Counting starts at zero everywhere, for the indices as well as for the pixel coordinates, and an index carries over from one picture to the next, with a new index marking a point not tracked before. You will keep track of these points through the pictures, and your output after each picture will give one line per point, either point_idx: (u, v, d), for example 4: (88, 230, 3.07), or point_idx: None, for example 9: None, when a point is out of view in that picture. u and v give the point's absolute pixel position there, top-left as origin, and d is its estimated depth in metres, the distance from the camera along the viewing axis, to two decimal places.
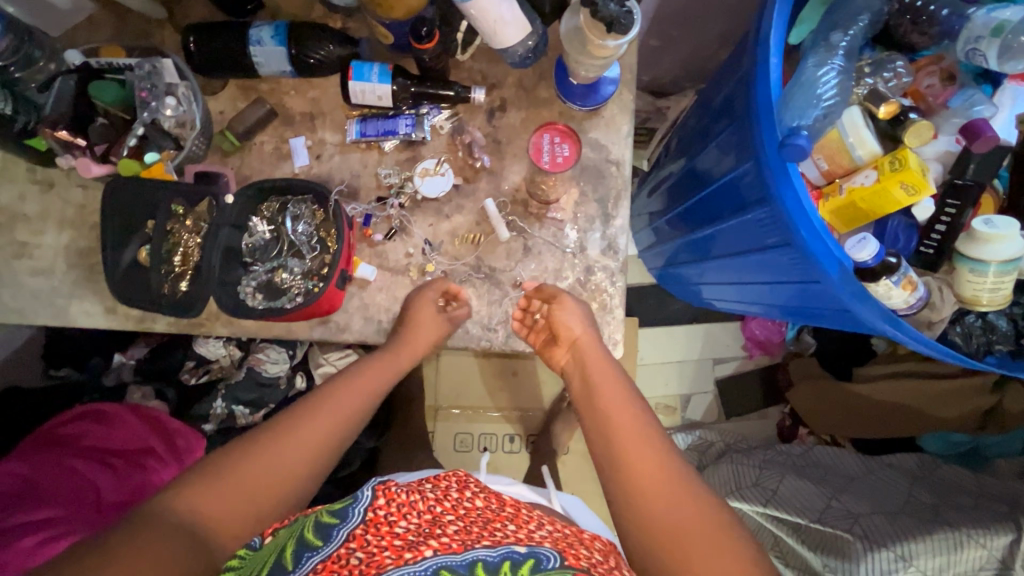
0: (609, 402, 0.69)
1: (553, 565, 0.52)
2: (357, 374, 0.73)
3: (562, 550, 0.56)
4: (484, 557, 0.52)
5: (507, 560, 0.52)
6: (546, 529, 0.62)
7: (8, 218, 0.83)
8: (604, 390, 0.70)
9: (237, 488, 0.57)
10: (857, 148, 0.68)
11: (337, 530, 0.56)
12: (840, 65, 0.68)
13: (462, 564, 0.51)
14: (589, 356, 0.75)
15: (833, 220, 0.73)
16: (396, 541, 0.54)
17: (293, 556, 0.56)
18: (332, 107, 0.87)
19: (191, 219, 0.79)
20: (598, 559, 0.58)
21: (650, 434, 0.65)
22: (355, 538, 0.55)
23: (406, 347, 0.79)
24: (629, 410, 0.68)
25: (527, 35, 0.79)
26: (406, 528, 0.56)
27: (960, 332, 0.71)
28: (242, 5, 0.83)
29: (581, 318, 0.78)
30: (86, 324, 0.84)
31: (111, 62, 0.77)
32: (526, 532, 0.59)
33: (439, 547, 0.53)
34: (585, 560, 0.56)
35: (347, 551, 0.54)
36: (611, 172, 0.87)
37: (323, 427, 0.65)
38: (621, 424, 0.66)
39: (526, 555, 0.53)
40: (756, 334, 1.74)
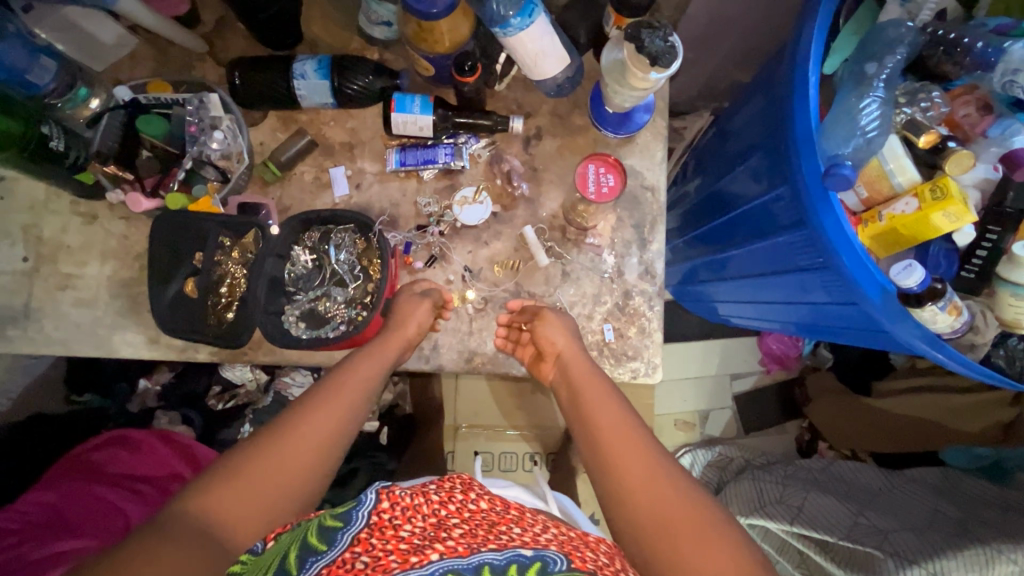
0: (595, 404, 0.69)
1: (561, 569, 0.47)
2: (353, 366, 0.71)
3: (570, 552, 0.50)
4: (491, 560, 0.47)
5: (514, 564, 0.47)
6: (552, 532, 0.55)
7: (52, 250, 0.84)
8: (588, 394, 0.70)
9: (249, 488, 0.57)
10: (897, 175, 0.70)
11: (341, 535, 0.50)
12: (881, 96, 0.70)
13: (469, 568, 0.46)
14: (573, 363, 0.75)
15: (874, 246, 0.74)
16: (403, 546, 0.48)
17: (297, 562, 0.49)
18: (371, 137, 0.88)
19: (237, 250, 0.81)
20: (607, 562, 0.52)
21: (638, 435, 0.65)
22: (360, 543, 0.49)
23: (390, 339, 0.76)
24: (613, 412, 0.67)
25: (564, 68, 0.81)
26: (412, 532, 0.50)
27: (1004, 356, 0.71)
28: (283, 38, 0.84)
29: (569, 328, 0.79)
30: (129, 355, 0.84)
31: (161, 98, 0.80)
32: (531, 535, 0.53)
33: (446, 551, 0.48)
34: (592, 563, 0.50)
35: (352, 556, 0.48)
36: (646, 198, 0.89)
37: (321, 420, 0.63)
38: (606, 425, 0.66)
39: (532, 558, 0.48)
40: (772, 349, 1.75)
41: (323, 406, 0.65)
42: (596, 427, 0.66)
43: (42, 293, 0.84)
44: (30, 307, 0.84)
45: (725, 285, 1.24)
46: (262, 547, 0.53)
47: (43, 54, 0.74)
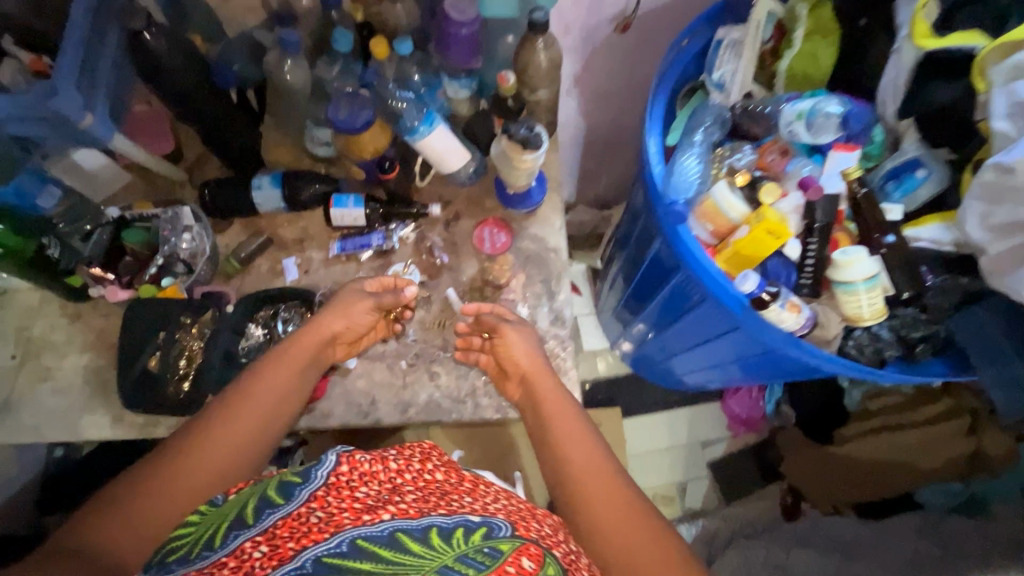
0: (561, 427, 0.77)
1: (503, 534, 0.59)
2: (271, 366, 0.81)
3: (514, 520, 0.62)
4: (439, 523, 0.57)
5: (461, 528, 0.58)
6: (503, 503, 0.67)
7: (38, 348, 0.97)
8: (555, 418, 0.78)
9: (172, 485, 0.69)
10: (729, 210, 0.86)
11: (298, 489, 0.61)
12: (699, 153, 0.91)
13: (417, 528, 0.57)
14: (539, 384, 0.83)
15: (728, 268, 0.88)
16: (355, 504, 0.59)
17: (255, 512, 0.59)
18: (317, 231, 1.07)
19: (196, 326, 0.93)
20: (550, 532, 0.64)
21: (599, 455, 0.74)
22: (317, 499, 0.59)
23: (307, 336, 0.85)
24: (585, 446, 0.75)
25: (467, 161, 1.02)
26: (365, 493, 0.61)
27: (854, 345, 0.84)
28: (247, 163, 1.06)
29: (530, 343, 0.88)
30: (94, 436, 0.92)
31: (142, 213, 0.98)
32: (481, 502, 0.65)
33: (397, 511, 0.58)
34: (535, 532, 0.62)
35: (307, 510, 0.58)
36: (550, 258, 1.05)
37: (216, 443, 0.73)
38: (571, 449, 0.74)
39: (479, 523, 0.59)
40: (737, 412, 1.78)
41: (240, 410, 0.76)
42: (563, 452, 0.74)
43: (23, 386, 0.94)
44: (11, 399, 0.94)
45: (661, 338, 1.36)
46: (224, 498, 0.65)
47: (51, 183, 0.92)
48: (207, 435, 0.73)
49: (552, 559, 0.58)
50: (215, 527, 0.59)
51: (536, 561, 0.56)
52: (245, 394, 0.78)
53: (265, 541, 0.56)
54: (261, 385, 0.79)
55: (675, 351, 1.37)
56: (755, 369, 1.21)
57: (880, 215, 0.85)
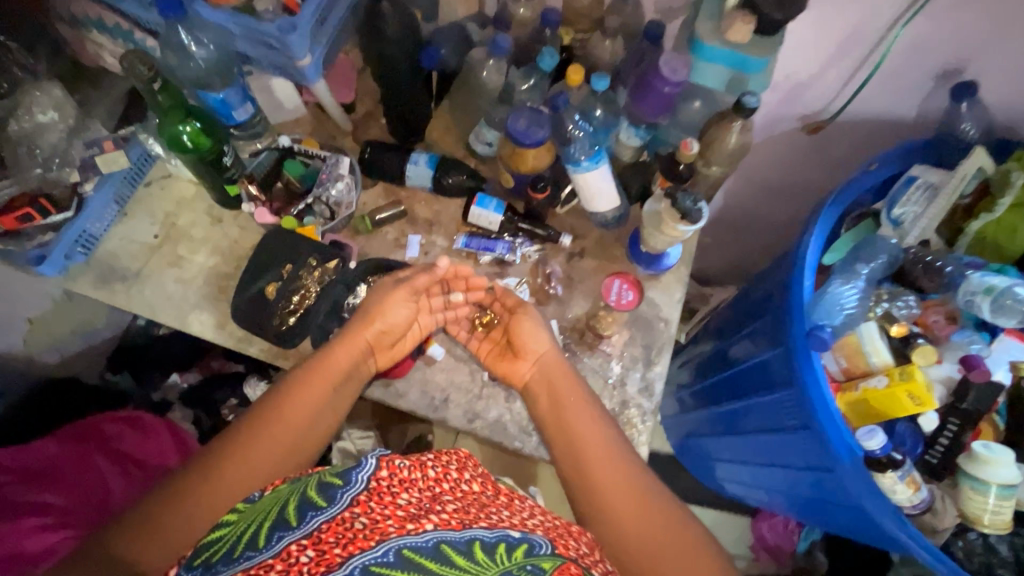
0: (579, 421, 0.82)
1: (544, 552, 0.63)
2: (295, 393, 0.82)
3: (552, 539, 0.66)
4: (481, 537, 0.62)
5: (503, 543, 0.62)
6: (539, 519, 0.71)
7: (177, 235, 1.04)
8: (575, 414, 0.83)
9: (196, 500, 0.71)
10: (872, 354, 0.81)
11: (338, 493, 0.64)
12: (860, 286, 0.86)
13: (461, 540, 0.61)
14: (558, 380, 0.87)
15: (850, 414, 0.83)
16: (399, 512, 0.63)
17: (297, 514, 0.62)
18: (449, 220, 1.09)
19: (319, 272, 0.97)
20: (586, 550, 0.68)
21: (620, 456, 0.78)
22: (359, 504, 0.63)
23: (335, 359, 0.85)
24: (600, 435, 0.80)
25: (614, 208, 1.02)
26: (407, 501, 0.65)
27: (963, 548, 0.78)
28: (408, 135, 1.10)
29: (536, 329, 0.91)
30: (196, 333, 0.98)
31: (308, 150, 1.04)
32: (518, 517, 0.69)
33: (439, 523, 0.62)
34: (573, 551, 0.66)
35: (351, 515, 0.62)
36: (659, 326, 1.03)
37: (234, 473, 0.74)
38: (589, 441, 0.80)
39: (519, 540, 0.63)
40: (765, 536, 1.69)
41: (266, 435, 0.77)
42: (582, 442, 0.80)
43: (153, 265, 1.02)
44: (140, 273, 1.01)
45: (723, 441, 1.31)
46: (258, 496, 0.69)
47: (250, 101, 0.95)
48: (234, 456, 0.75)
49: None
50: (256, 525, 0.63)
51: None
52: (273, 414, 0.79)
53: (312, 546, 0.59)
54: (291, 406, 0.81)
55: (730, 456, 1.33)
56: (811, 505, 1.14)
57: None
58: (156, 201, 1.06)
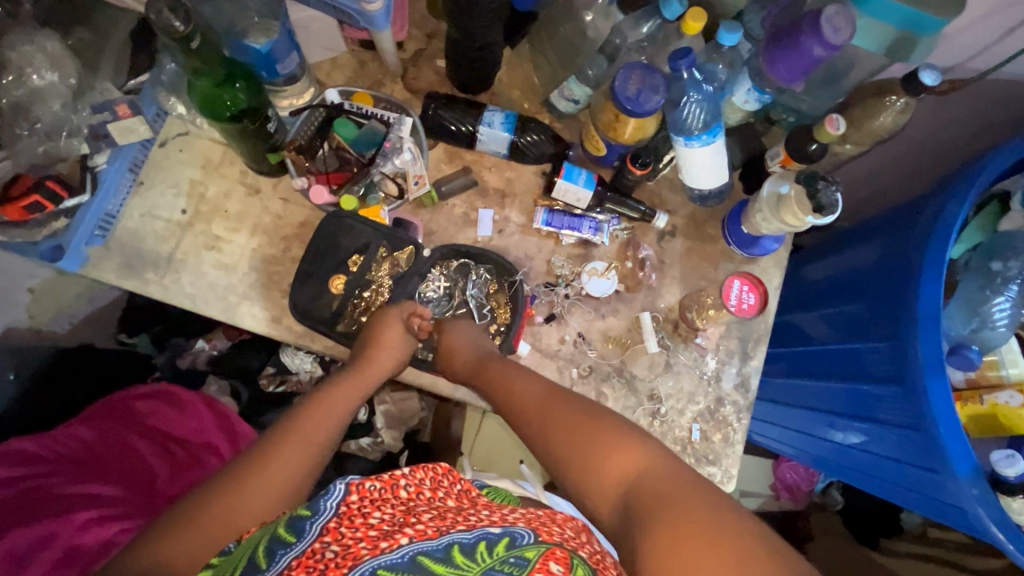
0: (499, 377, 0.74)
1: (527, 542, 0.55)
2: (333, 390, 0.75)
3: (536, 528, 0.58)
4: (461, 539, 0.54)
5: (483, 541, 0.54)
6: (521, 513, 0.63)
7: (209, 210, 0.88)
8: (493, 382, 0.75)
9: (199, 533, 0.58)
10: (1009, 365, 0.78)
11: (308, 524, 0.55)
12: (1015, 296, 0.79)
13: (438, 548, 0.53)
14: (474, 359, 0.80)
15: (969, 424, 0.81)
16: (371, 532, 0.54)
17: (267, 554, 0.54)
18: (524, 191, 0.95)
19: (389, 262, 0.85)
20: (572, 534, 0.60)
21: (535, 390, 0.70)
22: (330, 532, 0.55)
23: (368, 367, 0.78)
24: (535, 389, 0.70)
25: (722, 185, 0.89)
26: (380, 519, 0.56)
27: None
28: (475, 86, 0.93)
29: (469, 335, 0.83)
30: (249, 328, 0.87)
31: (362, 109, 0.86)
32: (499, 514, 0.61)
33: (416, 534, 0.54)
34: (558, 537, 0.58)
35: (322, 546, 0.53)
36: (756, 316, 0.95)
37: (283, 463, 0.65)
38: (510, 393, 0.71)
39: (501, 534, 0.55)
40: (787, 479, 1.77)
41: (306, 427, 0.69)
42: (511, 395, 0.71)
43: (187, 247, 0.87)
44: (174, 257, 0.86)
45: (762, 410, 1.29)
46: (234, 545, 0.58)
47: (296, 49, 0.77)
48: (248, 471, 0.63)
49: (579, 559, 0.54)
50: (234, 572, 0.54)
51: (564, 565, 0.52)
52: (291, 423, 0.69)
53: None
54: (328, 401, 0.73)
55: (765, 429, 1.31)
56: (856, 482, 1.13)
57: None
58: (177, 167, 0.88)
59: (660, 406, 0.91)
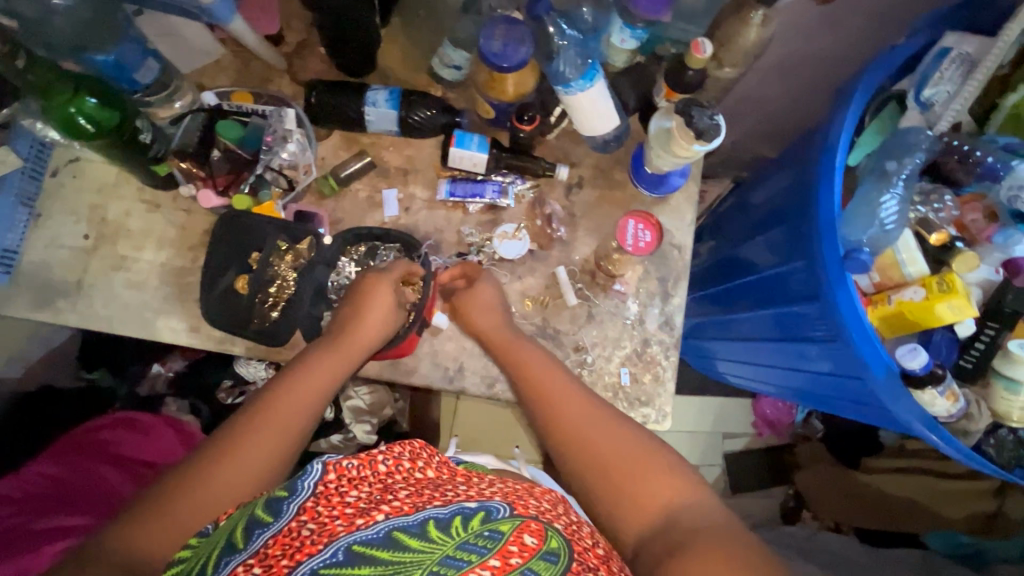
0: (532, 368, 0.76)
1: (503, 515, 0.56)
2: (305, 367, 0.73)
3: (512, 500, 0.59)
4: (436, 514, 0.54)
5: (458, 516, 0.55)
6: (497, 486, 0.64)
7: (112, 232, 0.89)
8: (525, 372, 0.76)
9: (176, 516, 0.59)
10: (908, 265, 0.77)
11: (286, 505, 0.56)
12: (900, 193, 0.78)
13: (414, 524, 0.53)
14: (500, 335, 0.82)
15: (880, 326, 0.80)
16: (348, 509, 0.54)
17: (244, 534, 0.55)
18: (425, 165, 0.95)
19: (291, 254, 0.85)
20: (547, 507, 0.62)
21: (575, 392, 0.72)
22: (307, 511, 0.55)
23: (350, 344, 0.77)
24: (569, 389, 0.72)
25: (613, 128, 0.89)
26: (358, 498, 0.56)
27: (993, 443, 0.78)
28: (359, 67, 0.92)
29: (489, 305, 0.84)
30: (169, 341, 0.87)
31: (242, 107, 0.86)
32: (476, 489, 0.61)
33: (392, 510, 0.54)
34: (534, 509, 0.59)
35: (299, 524, 0.54)
36: (672, 255, 0.96)
37: (258, 445, 0.65)
38: (547, 388, 0.73)
39: (476, 508, 0.56)
40: (766, 413, 1.79)
41: (281, 407, 0.69)
42: (544, 393, 0.72)
43: (95, 271, 0.88)
44: (83, 282, 0.87)
45: (728, 346, 1.30)
46: (212, 527, 0.58)
47: (152, 56, 0.78)
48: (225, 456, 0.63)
49: (554, 531, 0.57)
50: (208, 557, 0.54)
51: (538, 536, 0.55)
52: (269, 404, 0.68)
53: (259, 563, 0.52)
54: (301, 380, 0.72)
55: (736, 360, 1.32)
56: (822, 403, 1.15)
57: None
58: (75, 193, 0.89)
59: (587, 356, 0.91)
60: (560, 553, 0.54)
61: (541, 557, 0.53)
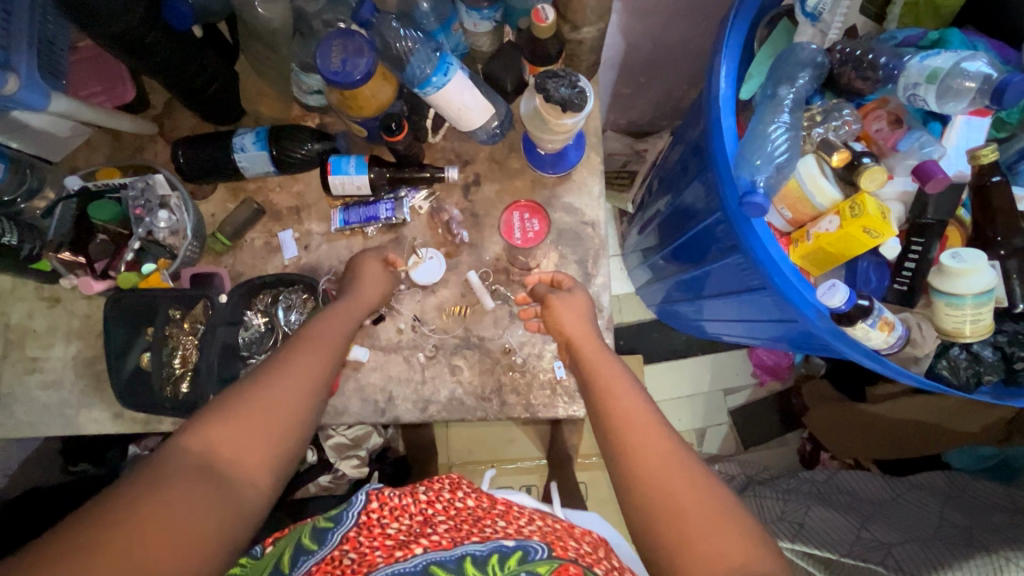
0: (606, 375, 0.66)
1: (541, 556, 0.55)
2: (331, 316, 0.70)
3: (550, 542, 0.59)
4: (472, 552, 0.56)
5: (496, 554, 0.56)
6: (536, 524, 0.64)
7: (19, 336, 0.88)
8: (601, 380, 0.66)
9: (243, 426, 0.54)
10: (816, 196, 0.70)
11: (330, 534, 0.62)
12: (788, 121, 0.71)
13: (451, 559, 0.55)
14: (584, 348, 0.70)
15: (807, 264, 0.75)
16: (387, 541, 0.59)
17: (290, 559, 0.61)
18: (316, 199, 0.92)
19: (188, 322, 0.83)
20: (586, 548, 0.61)
21: (652, 418, 0.61)
22: (349, 541, 0.60)
23: (356, 303, 0.75)
24: (629, 389, 0.64)
25: (490, 117, 0.82)
26: (397, 529, 0.62)
27: (947, 367, 0.72)
28: (226, 115, 0.89)
29: (577, 312, 0.75)
30: (96, 432, 0.86)
31: (109, 183, 0.84)
32: (515, 526, 0.62)
33: (431, 544, 0.57)
34: (574, 550, 0.58)
35: (341, 553, 0.59)
36: (587, 233, 0.90)
37: (308, 366, 0.61)
38: (622, 407, 0.62)
39: (514, 548, 0.57)
40: (765, 360, 1.69)
41: (322, 335, 0.66)
42: (610, 395, 0.63)
43: (11, 378, 0.87)
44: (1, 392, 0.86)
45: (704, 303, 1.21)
46: (261, 550, 0.67)
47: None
48: (283, 376, 0.59)
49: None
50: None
51: None
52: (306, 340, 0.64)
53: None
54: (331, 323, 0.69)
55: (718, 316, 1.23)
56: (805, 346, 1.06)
57: (1010, 205, 0.69)
58: None
59: (517, 357, 0.87)
60: None
61: None
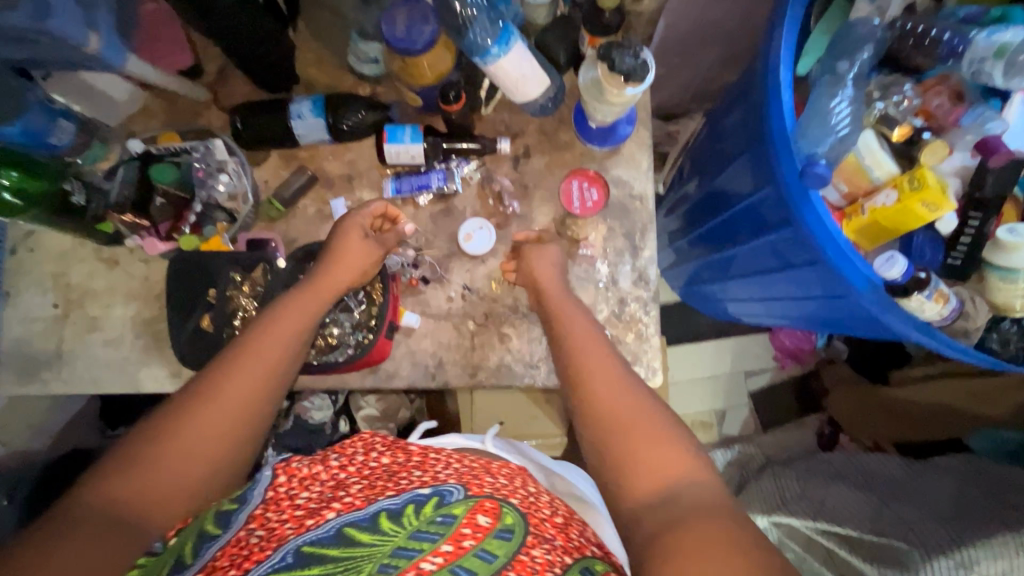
0: (576, 341, 0.68)
1: (456, 498, 0.55)
2: (285, 309, 0.71)
3: (466, 482, 0.58)
4: (387, 507, 0.54)
5: (411, 504, 0.54)
6: (452, 467, 0.62)
7: (79, 295, 0.90)
8: (581, 357, 0.66)
9: (155, 468, 0.56)
10: (875, 169, 0.72)
11: (236, 515, 0.56)
12: (850, 95, 0.72)
13: (364, 517, 0.53)
14: (550, 296, 0.77)
15: (859, 238, 0.76)
16: (298, 512, 0.55)
17: (192, 550, 0.53)
18: (367, 167, 0.93)
19: (248, 284, 0.84)
20: (502, 483, 0.61)
21: (618, 367, 0.64)
22: (256, 519, 0.55)
23: (321, 287, 0.74)
24: (607, 359, 0.66)
25: (546, 89, 0.83)
26: (308, 497, 0.57)
27: (998, 339, 0.76)
28: (280, 83, 0.90)
29: (551, 262, 0.81)
30: (154, 389, 0.89)
31: (171, 148, 0.85)
32: (431, 473, 0.60)
33: (343, 507, 0.55)
34: (488, 487, 0.58)
35: (247, 533, 0.54)
36: (635, 207, 0.92)
37: (235, 386, 0.62)
38: (590, 362, 0.65)
39: (429, 495, 0.55)
40: (787, 345, 1.70)
41: (264, 341, 0.66)
42: (587, 372, 0.64)
43: (71, 336, 0.89)
44: (62, 350, 0.89)
45: (730, 284, 1.22)
46: (162, 545, 0.55)
47: (62, 116, 0.81)
48: (208, 402, 0.60)
49: (509, 507, 0.56)
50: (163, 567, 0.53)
51: (492, 515, 0.54)
52: (232, 365, 0.63)
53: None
54: (277, 321, 0.69)
55: (743, 296, 1.25)
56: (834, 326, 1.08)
57: None
58: (39, 265, 0.90)
59: None
60: (515, 528, 0.54)
61: (495, 535, 0.52)
